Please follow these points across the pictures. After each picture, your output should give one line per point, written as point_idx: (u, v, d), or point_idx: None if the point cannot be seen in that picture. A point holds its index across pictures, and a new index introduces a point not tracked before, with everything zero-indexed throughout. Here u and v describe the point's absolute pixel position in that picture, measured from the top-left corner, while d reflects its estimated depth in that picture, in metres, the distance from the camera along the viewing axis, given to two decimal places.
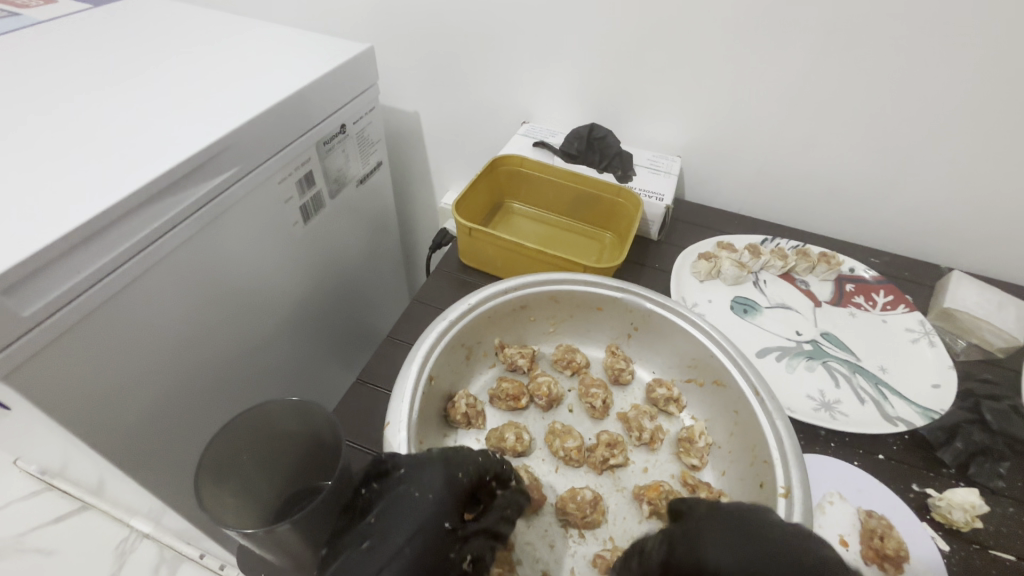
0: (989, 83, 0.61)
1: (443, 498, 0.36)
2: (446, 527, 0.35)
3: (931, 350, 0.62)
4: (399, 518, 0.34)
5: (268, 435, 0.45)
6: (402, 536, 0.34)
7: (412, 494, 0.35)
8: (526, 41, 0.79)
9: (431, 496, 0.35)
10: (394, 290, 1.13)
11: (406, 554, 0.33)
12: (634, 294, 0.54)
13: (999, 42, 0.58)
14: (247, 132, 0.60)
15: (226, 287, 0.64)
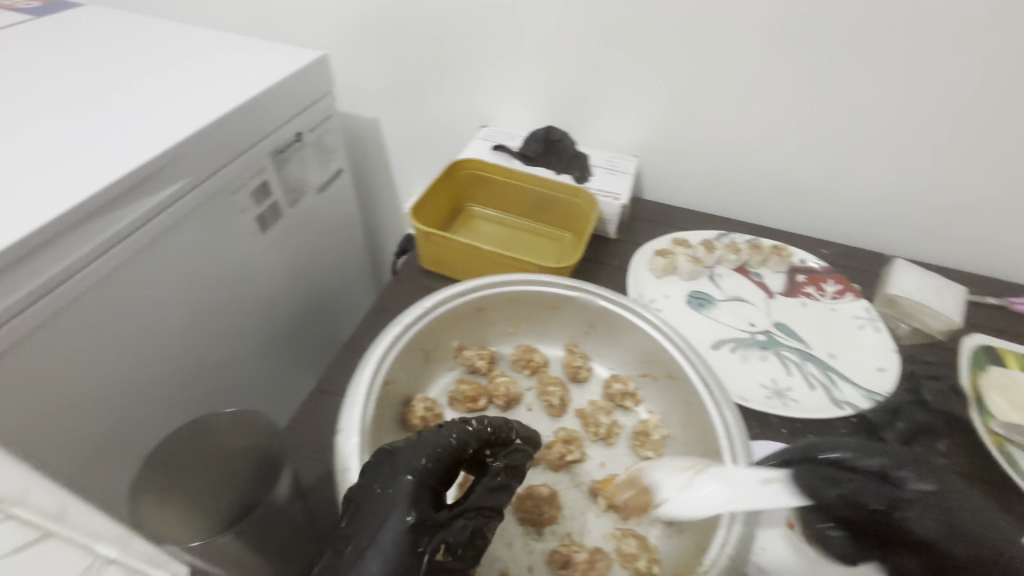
0: (919, 77, 0.65)
1: (401, 495, 0.36)
2: (410, 521, 0.35)
3: (876, 335, 0.65)
4: (368, 519, 0.36)
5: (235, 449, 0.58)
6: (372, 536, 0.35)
7: (372, 491, 0.37)
8: (482, 46, 0.80)
9: (393, 492, 0.36)
10: (360, 299, 1.12)
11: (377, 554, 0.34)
12: (589, 292, 0.55)
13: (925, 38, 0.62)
14: (199, 140, 0.60)
15: (183, 300, 0.63)
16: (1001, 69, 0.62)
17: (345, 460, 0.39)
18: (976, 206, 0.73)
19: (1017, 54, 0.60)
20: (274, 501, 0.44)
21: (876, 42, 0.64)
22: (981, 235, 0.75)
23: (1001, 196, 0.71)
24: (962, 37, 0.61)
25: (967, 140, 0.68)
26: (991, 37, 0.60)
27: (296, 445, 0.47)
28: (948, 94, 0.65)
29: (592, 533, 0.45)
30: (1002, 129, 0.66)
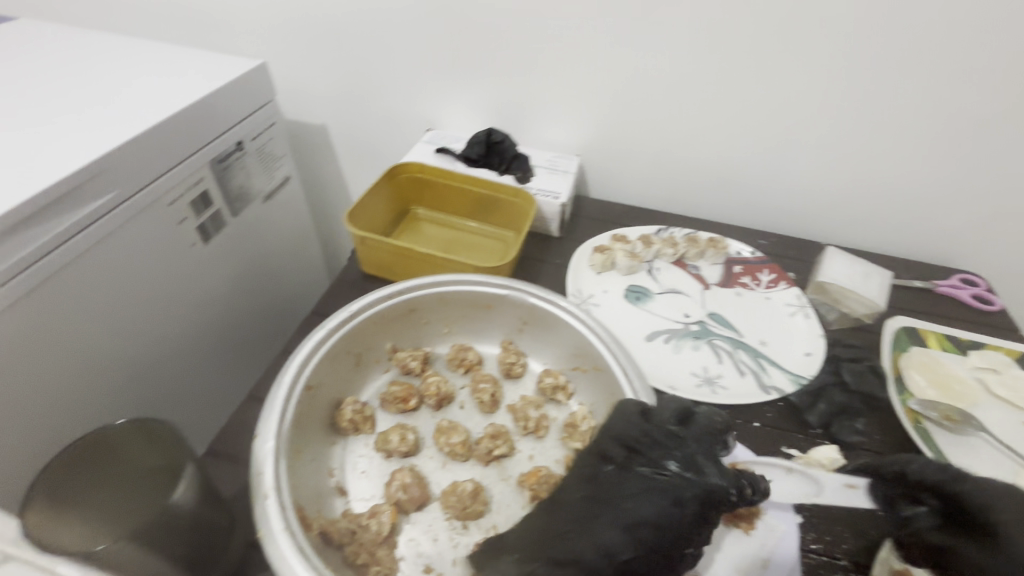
0: (837, 71, 0.68)
1: (693, 486, 0.40)
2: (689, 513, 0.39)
3: (806, 321, 0.67)
4: (655, 495, 0.40)
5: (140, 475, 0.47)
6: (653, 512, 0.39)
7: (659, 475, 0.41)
8: (422, 51, 0.81)
9: (666, 479, 0.41)
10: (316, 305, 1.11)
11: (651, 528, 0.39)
12: (518, 290, 0.57)
13: (839, 34, 0.65)
14: (127, 152, 0.59)
15: (116, 315, 0.62)
16: (910, 61, 0.65)
17: (260, 465, 0.40)
18: (899, 193, 0.76)
19: (922, 48, 0.64)
20: (174, 506, 0.38)
21: (796, 38, 0.66)
22: (906, 221, 0.79)
23: (922, 183, 0.74)
24: (872, 31, 0.64)
25: (886, 131, 0.71)
26: (899, 33, 0.63)
27: (224, 452, 0.48)
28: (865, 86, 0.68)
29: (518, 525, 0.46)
30: (916, 119, 0.69)
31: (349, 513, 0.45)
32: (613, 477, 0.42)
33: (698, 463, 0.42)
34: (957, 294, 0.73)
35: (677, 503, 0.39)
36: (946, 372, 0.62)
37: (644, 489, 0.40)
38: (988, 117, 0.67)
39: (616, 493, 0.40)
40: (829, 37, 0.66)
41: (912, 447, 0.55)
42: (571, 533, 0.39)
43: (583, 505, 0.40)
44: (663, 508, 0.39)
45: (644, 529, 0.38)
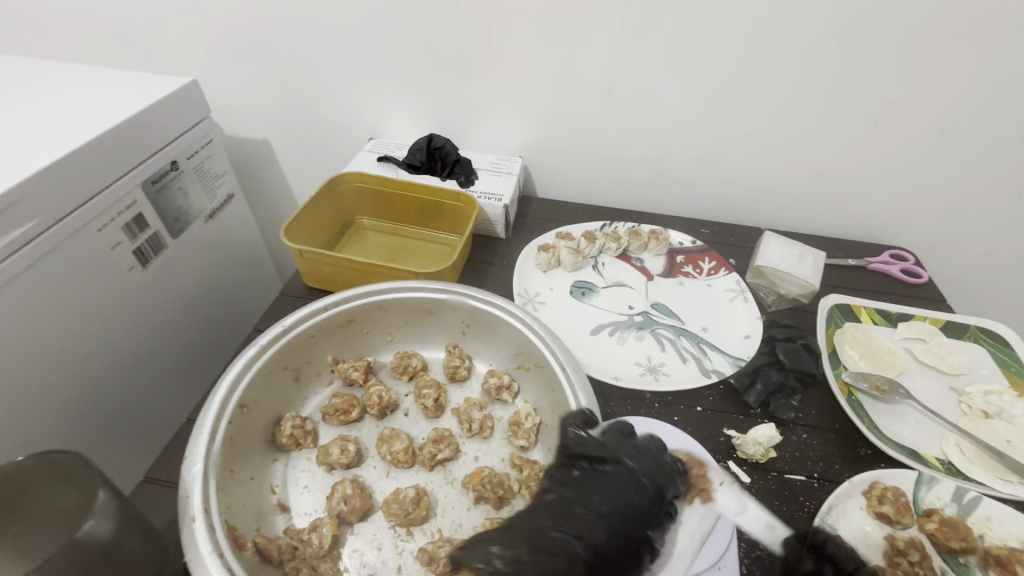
0: (765, 68, 0.69)
1: (634, 479, 0.44)
2: (639, 504, 0.43)
3: (744, 305, 0.70)
4: (604, 488, 0.43)
5: (48, 510, 0.41)
6: (608, 502, 0.42)
7: (610, 475, 0.44)
8: (355, 60, 0.80)
9: (619, 479, 0.44)
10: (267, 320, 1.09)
11: (607, 521, 0.41)
12: (457, 293, 0.57)
13: (763, 34, 0.66)
14: (52, 175, 0.55)
15: (43, 350, 0.57)
16: (832, 55, 0.66)
17: (187, 488, 0.40)
18: (830, 177, 0.79)
19: (843, 43, 0.65)
20: (87, 539, 0.34)
21: (724, 37, 0.67)
22: (839, 203, 0.82)
23: (849, 166, 0.77)
24: (796, 29, 0.65)
25: (815, 120, 0.73)
26: (817, 24, 0.64)
27: (160, 478, 0.47)
28: (793, 81, 0.70)
29: (463, 526, 0.46)
30: (840, 107, 0.71)
31: (290, 529, 0.45)
32: (578, 479, 0.45)
33: (637, 449, 0.47)
34: (888, 269, 0.77)
35: (636, 489, 0.43)
36: (877, 345, 0.64)
37: (611, 481, 0.44)
38: (905, 103, 0.69)
39: (586, 489, 0.44)
40: (755, 36, 0.66)
41: (846, 419, 0.57)
42: (552, 524, 0.41)
43: (555, 503, 0.43)
44: (624, 495, 0.43)
45: (610, 515, 0.42)
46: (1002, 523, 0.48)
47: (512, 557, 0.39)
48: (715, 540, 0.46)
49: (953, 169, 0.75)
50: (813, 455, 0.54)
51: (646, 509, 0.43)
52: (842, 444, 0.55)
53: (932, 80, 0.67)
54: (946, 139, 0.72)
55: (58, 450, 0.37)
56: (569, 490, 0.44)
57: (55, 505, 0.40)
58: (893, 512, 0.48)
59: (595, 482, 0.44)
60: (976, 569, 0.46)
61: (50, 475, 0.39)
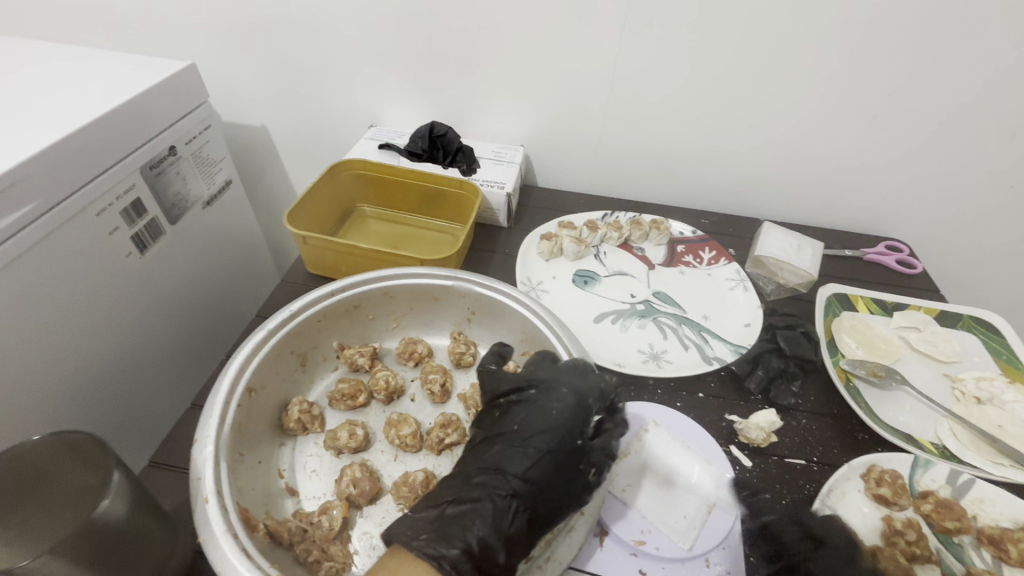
0: (770, 60, 0.69)
1: (564, 408, 0.44)
2: (561, 424, 0.44)
3: (744, 294, 0.70)
4: (528, 419, 0.44)
5: (70, 491, 0.41)
6: (533, 433, 0.44)
7: (535, 408, 0.45)
8: (355, 48, 0.79)
9: (549, 408, 0.44)
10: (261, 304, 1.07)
11: (531, 455, 0.43)
12: (463, 280, 0.58)
13: (765, 30, 0.67)
14: (49, 160, 0.54)
15: (44, 338, 0.56)
16: (829, 49, 0.67)
17: (199, 470, 0.40)
18: (826, 170, 0.80)
19: (847, 37, 0.66)
20: (103, 519, 0.34)
21: (728, 30, 0.67)
22: (836, 194, 0.83)
23: (845, 159, 0.78)
24: (798, 23, 0.65)
25: (815, 113, 0.74)
26: (814, 18, 0.65)
27: (167, 462, 0.47)
28: (796, 74, 0.70)
29: None
30: (838, 100, 0.72)
31: (299, 512, 0.45)
32: (502, 417, 0.46)
33: (556, 375, 0.47)
34: (884, 260, 0.78)
35: (562, 414, 0.44)
36: (873, 333, 0.66)
37: (534, 412, 0.45)
38: (900, 97, 0.70)
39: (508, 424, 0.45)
40: (757, 31, 0.67)
41: (845, 406, 0.58)
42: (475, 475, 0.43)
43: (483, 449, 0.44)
44: (549, 419, 0.44)
45: (532, 443, 0.43)
46: (994, 504, 0.49)
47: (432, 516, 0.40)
48: (719, 517, 0.47)
49: (948, 162, 0.76)
50: (813, 439, 0.55)
51: (574, 434, 0.44)
52: (841, 429, 0.56)
53: (928, 75, 0.68)
54: (944, 132, 0.73)
55: (72, 430, 0.37)
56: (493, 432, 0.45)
57: (76, 485, 0.41)
58: (891, 494, 0.49)
59: (519, 414, 0.45)
60: (969, 549, 0.47)
61: (73, 454, 0.39)
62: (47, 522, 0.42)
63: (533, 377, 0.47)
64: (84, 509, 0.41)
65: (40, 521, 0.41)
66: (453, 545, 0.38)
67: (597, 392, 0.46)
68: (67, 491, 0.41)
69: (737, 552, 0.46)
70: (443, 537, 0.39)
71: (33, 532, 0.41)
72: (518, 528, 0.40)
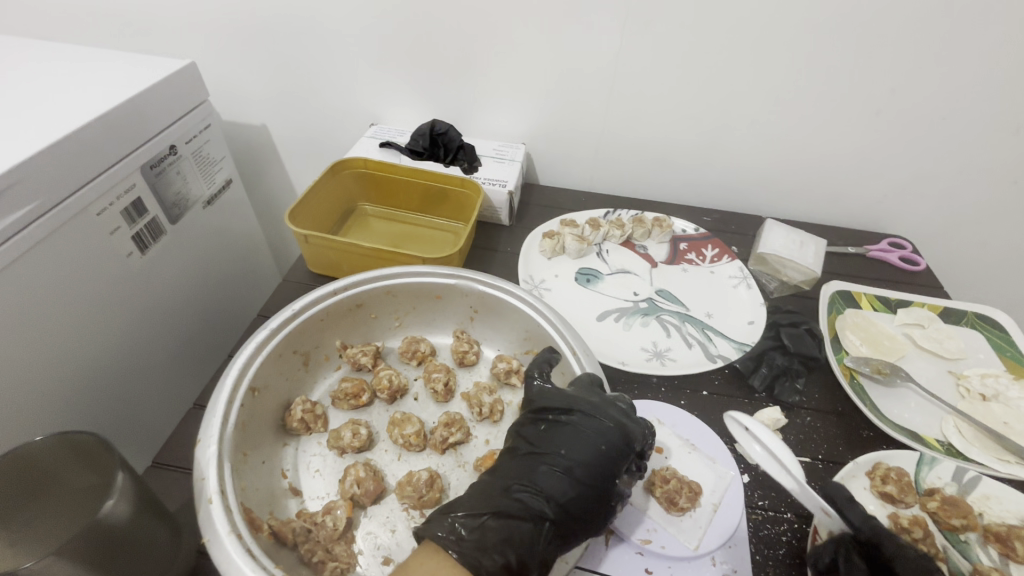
0: (773, 56, 0.69)
1: (610, 433, 0.44)
2: (603, 451, 0.44)
3: (748, 292, 0.70)
4: (572, 439, 0.44)
5: (73, 492, 0.41)
6: (578, 454, 0.44)
7: (579, 430, 0.45)
8: (355, 46, 0.79)
9: (593, 433, 0.44)
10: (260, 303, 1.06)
11: (574, 477, 0.43)
12: (466, 278, 0.57)
13: (767, 27, 0.66)
14: (49, 159, 0.53)
15: (45, 339, 0.56)
16: (831, 45, 0.67)
17: (203, 470, 0.40)
18: (829, 167, 0.80)
19: (850, 33, 0.65)
20: (107, 520, 0.34)
21: (730, 26, 0.67)
22: (838, 191, 0.83)
23: (847, 156, 0.78)
24: (800, 19, 0.65)
25: (816, 110, 0.74)
26: (816, 14, 0.64)
27: (170, 462, 0.46)
28: (798, 70, 0.70)
29: None
30: (840, 96, 0.72)
31: (303, 512, 0.45)
32: (545, 433, 0.46)
33: (604, 402, 0.47)
34: (887, 257, 0.78)
35: (607, 440, 0.44)
36: (877, 330, 0.65)
37: (580, 436, 0.44)
38: (902, 94, 0.70)
39: (551, 444, 0.45)
40: (759, 28, 0.66)
41: (849, 403, 0.58)
42: (514, 487, 0.42)
43: (521, 463, 0.44)
44: (593, 446, 0.44)
45: (577, 468, 0.43)
46: (1000, 501, 0.49)
47: (474, 524, 0.40)
48: (725, 513, 0.47)
49: (951, 158, 0.76)
50: (818, 437, 0.55)
51: (620, 460, 0.44)
52: (846, 427, 0.56)
53: (930, 71, 0.67)
54: (947, 129, 0.72)
55: (77, 430, 0.37)
56: (531, 448, 0.45)
57: (79, 487, 0.41)
58: (897, 491, 0.49)
59: (564, 436, 0.45)
60: (975, 546, 0.47)
61: (77, 455, 0.39)
62: (49, 523, 0.41)
63: (578, 400, 0.46)
64: (88, 510, 0.41)
65: (43, 522, 0.41)
66: (493, 559, 0.38)
67: (642, 428, 0.46)
68: (70, 492, 0.41)
69: (744, 551, 0.45)
70: (483, 549, 0.38)
71: (37, 533, 0.41)
72: (552, 547, 0.41)
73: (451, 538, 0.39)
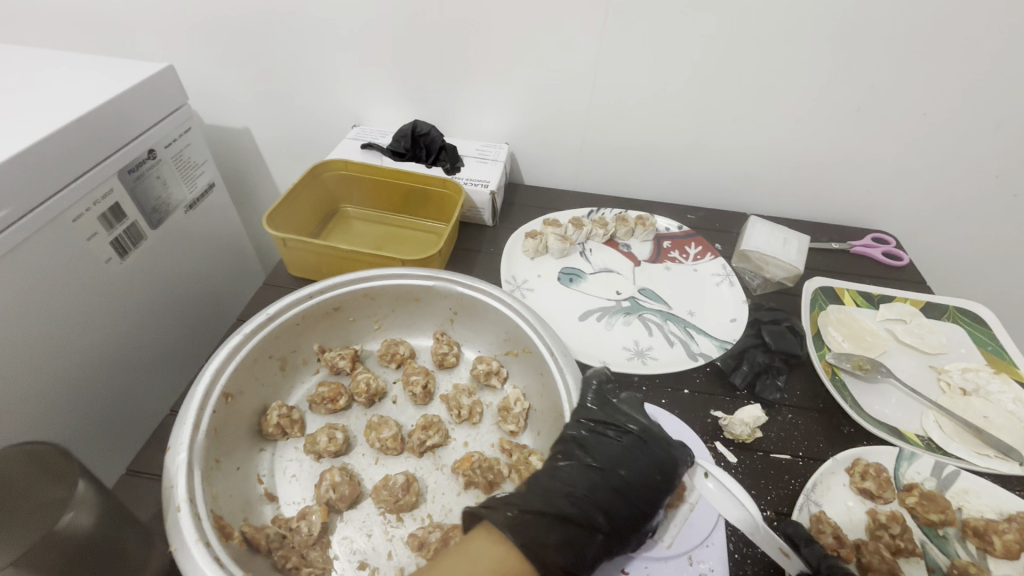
0: (755, 53, 0.69)
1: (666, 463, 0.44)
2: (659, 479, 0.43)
3: (730, 289, 0.70)
4: (629, 458, 0.44)
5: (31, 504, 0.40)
6: (631, 473, 0.43)
7: (638, 452, 0.44)
8: (336, 47, 0.78)
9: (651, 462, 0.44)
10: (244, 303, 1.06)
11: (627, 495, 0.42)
12: (445, 280, 0.57)
13: (747, 23, 0.66)
14: (21, 165, 0.53)
15: (18, 348, 0.56)
16: (811, 41, 0.67)
17: (171, 477, 0.39)
18: (812, 162, 0.80)
19: (828, 30, 0.65)
20: (67, 529, 0.34)
21: (709, 24, 0.67)
22: (822, 187, 0.83)
23: (830, 152, 0.78)
24: (778, 17, 0.65)
25: (799, 107, 0.74)
26: (794, 10, 0.64)
27: (141, 470, 0.46)
28: (783, 65, 0.70)
29: (453, 511, 0.47)
30: (821, 93, 0.72)
31: (278, 517, 0.44)
32: (600, 445, 0.44)
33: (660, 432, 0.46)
34: (870, 252, 0.78)
35: (661, 469, 0.44)
36: (859, 326, 0.65)
37: (639, 456, 0.44)
38: (882, 90, 0.70)
39: (608, 461, 0.43)
40: (739, 24, 0.66)
41: (830, 399, 0.58)
42: (575, 492, 0.42)
43: (573, 471, 0.43)
44: (650, 472, 0.43)
45: (630, 489, 0.43)
46: (978, 496, 0.49)
47: (538, 525, 0.39)
48: (701, 516, 0.47)
49: (934, 153, 0.76)
50: (798, 433, 0.55)
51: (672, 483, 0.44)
52: (827, 423, 0.56)
53: (909, 67, 0.67)
54: (931, 123, 0.72)
55: (38, 441, 0.37)
56: (586, 458, 0.44)
57: (37, 499, 0.40)
58: (875, 487, 0.49)
59: (620, 455, 0.44)
60: (954, 541, 0.47)
61: (33, 469, 0.39)
62: None
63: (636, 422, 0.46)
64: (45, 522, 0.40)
65: None
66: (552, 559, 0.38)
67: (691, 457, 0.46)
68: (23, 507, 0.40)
69: (722, 550, 0.45)
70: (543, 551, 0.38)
71: None
72: (597, 553, 0.40)
73: (509, 526, 0.39)
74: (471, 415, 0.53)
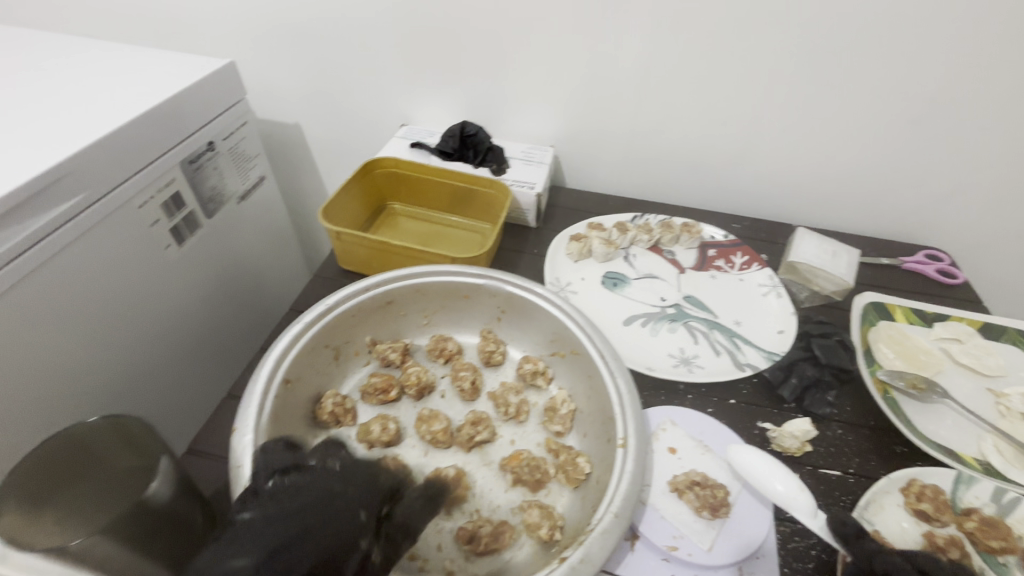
0: (810, 62, 0.68)
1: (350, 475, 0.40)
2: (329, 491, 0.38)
3: (777, 301, 0.69)
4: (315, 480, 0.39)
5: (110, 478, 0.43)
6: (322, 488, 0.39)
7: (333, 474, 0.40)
8: (388, 48, 0.80)
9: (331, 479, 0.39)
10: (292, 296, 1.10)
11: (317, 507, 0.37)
12: (494, 279, 0.58)
13: (803, 31, 0.65)
14: (98, 153, 0.56)
15: (86, 327, 0.58)
16: (869, 52, 0.66)
17: (239, 459, 0.41)
18: (864, 175, 0.78)
19: (888, 41, 0.64)
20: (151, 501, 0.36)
21: (764, 31, 0.66)
22: (874, 200, 0.81)
23: (883, 166, 0.77)
24: (836, 26, 0.64)
25: (853, 119, 0.72)
26: (853, 20, 0.63)
27: (205, 451, 0.48)
28: (839, 76, 0.69)
29: (501, 507, 0.47)
30: (878, 105, 0.70)
31: None
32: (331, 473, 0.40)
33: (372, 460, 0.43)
34: (923, 269, 0.76)
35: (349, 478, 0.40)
36: (913, 344, 0.64)
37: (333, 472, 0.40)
38: (942, 103, 0.68)
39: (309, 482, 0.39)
40: (794, 32, 0.66)
41: (883, 417, 0.57)
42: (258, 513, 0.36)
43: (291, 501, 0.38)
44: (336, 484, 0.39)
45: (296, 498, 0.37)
46: None
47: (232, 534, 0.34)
48: (749, 527, 0.46)
49: (994, 169, 0.73)
50: (849, 450, 0.54)
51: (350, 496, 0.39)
52: (880, 442, 0.55)
53: (973, 81, 0.66)
54: (993, 139, 0.70)
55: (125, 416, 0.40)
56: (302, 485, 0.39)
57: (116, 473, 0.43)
58: (932, 510, 0.47)
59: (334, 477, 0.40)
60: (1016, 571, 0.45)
61: (111, 444, 0.42)
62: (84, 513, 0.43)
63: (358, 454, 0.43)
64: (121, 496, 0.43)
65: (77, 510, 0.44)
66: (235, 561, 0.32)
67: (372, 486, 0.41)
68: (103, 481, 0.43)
69: (772, 563, 0.45)
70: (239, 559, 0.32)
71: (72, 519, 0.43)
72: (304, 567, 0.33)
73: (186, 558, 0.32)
74: (517, 413, 0.53)
